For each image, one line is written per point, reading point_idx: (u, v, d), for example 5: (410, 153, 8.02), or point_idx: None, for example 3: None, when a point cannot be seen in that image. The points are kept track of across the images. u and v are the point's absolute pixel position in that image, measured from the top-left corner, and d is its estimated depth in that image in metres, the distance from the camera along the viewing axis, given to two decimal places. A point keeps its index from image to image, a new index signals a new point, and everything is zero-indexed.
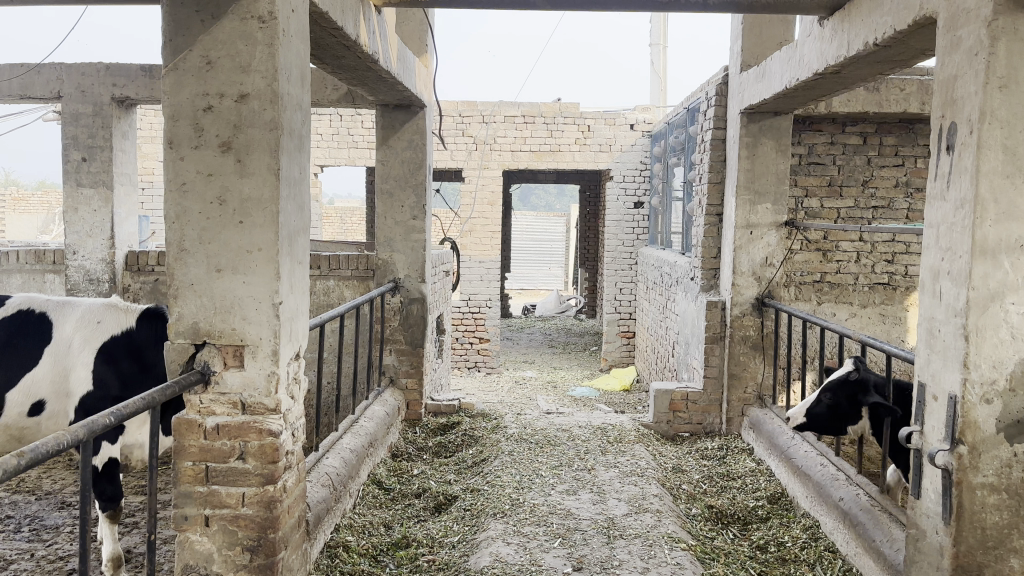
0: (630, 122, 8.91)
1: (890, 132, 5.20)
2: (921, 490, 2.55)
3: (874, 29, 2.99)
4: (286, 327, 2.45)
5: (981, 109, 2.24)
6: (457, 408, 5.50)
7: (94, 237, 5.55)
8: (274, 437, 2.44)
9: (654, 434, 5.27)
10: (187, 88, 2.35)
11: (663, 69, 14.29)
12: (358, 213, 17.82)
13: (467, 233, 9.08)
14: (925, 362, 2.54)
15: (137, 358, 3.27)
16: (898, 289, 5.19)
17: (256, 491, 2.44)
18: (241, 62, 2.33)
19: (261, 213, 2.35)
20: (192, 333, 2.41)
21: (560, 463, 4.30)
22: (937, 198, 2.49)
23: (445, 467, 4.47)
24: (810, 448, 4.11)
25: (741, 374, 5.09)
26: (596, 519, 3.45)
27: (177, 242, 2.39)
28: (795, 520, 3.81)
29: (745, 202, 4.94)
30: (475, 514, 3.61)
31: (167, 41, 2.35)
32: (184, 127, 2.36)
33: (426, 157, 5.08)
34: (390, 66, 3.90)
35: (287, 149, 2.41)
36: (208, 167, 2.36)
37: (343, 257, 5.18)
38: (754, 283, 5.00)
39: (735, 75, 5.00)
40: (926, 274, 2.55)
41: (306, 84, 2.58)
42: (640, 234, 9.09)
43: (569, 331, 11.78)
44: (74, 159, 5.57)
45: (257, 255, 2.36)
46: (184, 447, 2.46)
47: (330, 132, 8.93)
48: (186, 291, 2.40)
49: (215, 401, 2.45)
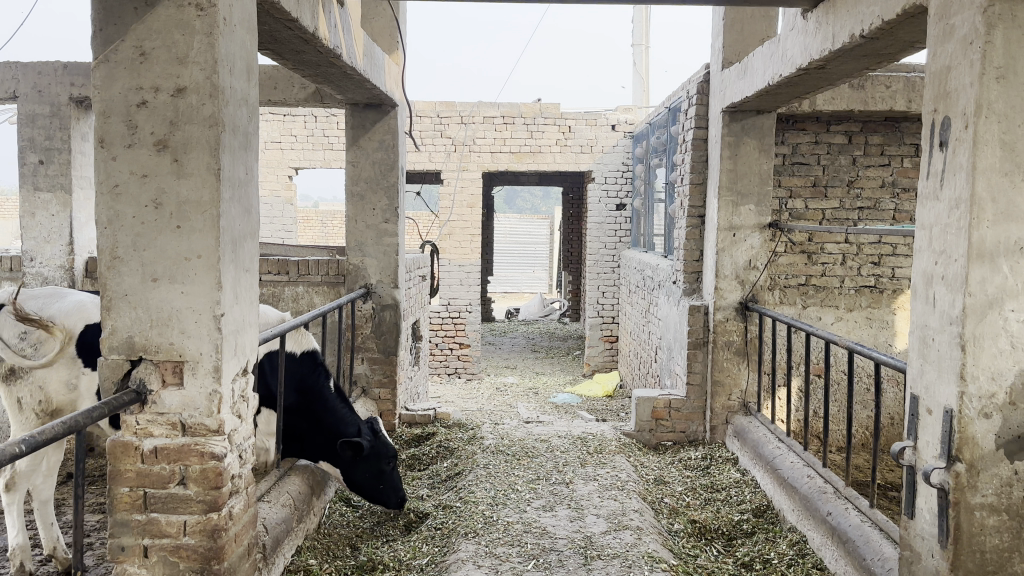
0: (612, 122, 8.75)
1: (875, 131, 5.06)
2: (914, 509, 2.39)
3: (860, 20, 2.84)
4: (230, 341, 2.26)
5: (977, 102, 2.08)
6: (432, 418, 5.32)
7: (52, 243, 5.33)
8: (217, 460, 2.24)
9: (636, 443, 5.11)
10: (119, 81, 2.15)
11: (645, 70, 14.15)
12: (339, 216, 17.56)
13: (447, 235, 8.89)
14: (917, 373, 2.39)
15: (304, 390, 3.56)
16: (885, 292, 5.05)
17: (197, 519, 2.24)
18: (177, 53, 2.13)
19: (200, 216, 2.15)
20: (126, 348, 2.21)
21: (537, 477, 4.12)
22: (929, 198, 2.33)
23: (417, 482, 4.27)
24: (797, 459, 3.96)
25: (725, 380, 4.92)
26: (574, 538, 3.27)
27: (110, 250, 2.18)
28: (781, 534, 3.65)
29: (728, 203, 4.78)
30: (446, 534, 3.42)
31: (98, 30, 2.15)
32: (116, 124, 2.17)
33: (398, 158, 4.90)
34: (356, 62, 3.71)
35: (230, 148, 2.21)
36: (142, 168, 2.16)
37: (313, 262, 4.93)
38: (737, 286, 4.85)
39: (716, 73, 4.84)
40: (918, 279, 2.39)
41: (253, 78, 2.39)
42: (622, 237, 8.93)
43: (552, 336, 11.61)
44: (30, 162, 5.33)
45: (197, 262, 2.16)
46: (119, 472, 2.26)
47: (305, 133, 8.72)
48: (120, 303, 2.20)
49: (152, 422, 2.25)
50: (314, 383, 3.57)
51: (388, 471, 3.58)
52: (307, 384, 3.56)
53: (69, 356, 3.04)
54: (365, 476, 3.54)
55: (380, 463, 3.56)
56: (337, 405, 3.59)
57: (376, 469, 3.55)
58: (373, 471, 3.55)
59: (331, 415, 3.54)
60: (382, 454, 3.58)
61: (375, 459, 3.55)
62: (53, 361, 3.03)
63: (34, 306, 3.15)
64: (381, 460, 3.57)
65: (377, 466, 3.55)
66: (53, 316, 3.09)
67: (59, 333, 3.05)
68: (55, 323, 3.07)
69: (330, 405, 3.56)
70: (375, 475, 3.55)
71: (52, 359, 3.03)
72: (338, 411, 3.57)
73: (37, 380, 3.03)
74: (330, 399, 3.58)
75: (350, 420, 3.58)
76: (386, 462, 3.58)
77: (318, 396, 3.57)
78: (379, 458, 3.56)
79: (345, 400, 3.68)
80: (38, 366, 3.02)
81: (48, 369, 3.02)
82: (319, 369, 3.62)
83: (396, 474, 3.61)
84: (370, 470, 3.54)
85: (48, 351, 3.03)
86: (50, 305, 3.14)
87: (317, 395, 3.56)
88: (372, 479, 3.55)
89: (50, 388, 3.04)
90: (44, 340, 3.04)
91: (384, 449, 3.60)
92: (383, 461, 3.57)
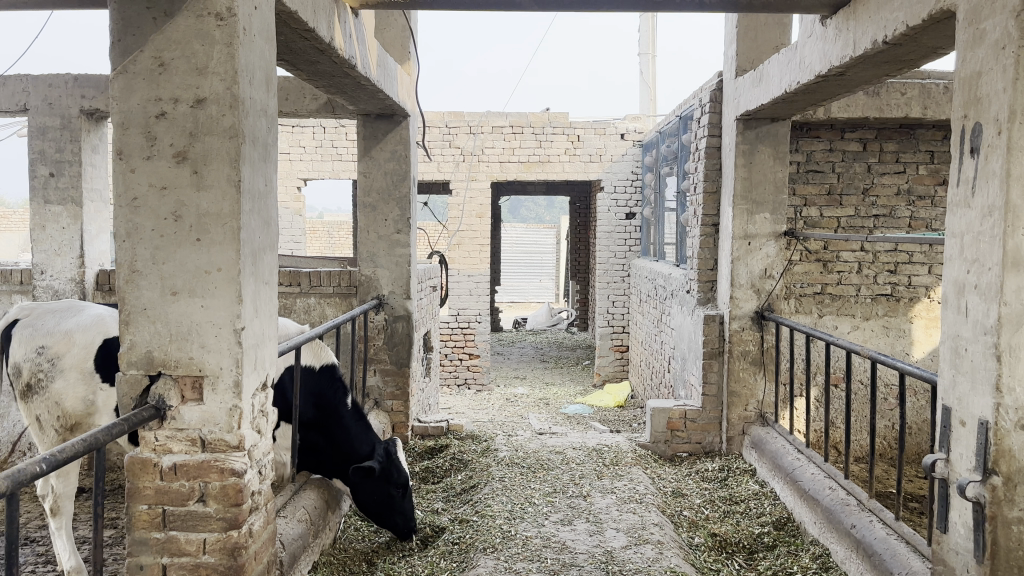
0: (620, 131, 8.72)
1: (890, 138, 5.02)
2: (948, 524, 2.34)
3: (883, 25, 2.81)
4: (250, 355, 2.22)
5: (1010, 108, 2.05)
6: (445, 430, 5.27)
7: (63, 255, 5.32)
8: (237, 477, 2.20)
9: (651, 455, 5.06)
10: (138, 92, 2.13)
11: (652, 79, 14.14)
12: (345, 227, 17.56)
13: (456, 246, 8.87)
14: (949, 384, 2.34)
15: (321, 405, 3.50)
16: (902, 300, 5.00)
17: (217, 537, 2.20)
18: (197, 64, 2.11)
19: (220, 228, 2.12)
20: (145, 362, 2.18)
21: (554, 490, 4.07)
22: (960, 205, 2.29)
23: (432, 495, 4.22)
24: (818, 471, 3.90)
25: (741, 391, 4.87)
26: (594, 552, 3.22)
27: (129, 263, 2.15)
28: (804, 548, 3.59)
29: (743, 211, 4.74)
30: (464, 549, 3.36)
31: (116, 41, 2.12)
32: (135, 136, 2.14)
33: (410, 168, 4.87)
34: (370, 72, 3.69)
35: (250, 159, 2.19)
36: (161, 180, 2.13)
37: (325, 273, 4.91)
38: (753, 295, 4.80)
39: (730, 80, 4.81)
40: (949, 288, 2.34)
41: (272, 89, 2.36)
42: (632, 246, 8.88)
43: (561, 345, 11.56)
44: (41, 175, 5.32)
45: (217, 275, 2.13)
46: (138, 490, 2.22)
47: (313, 144, 8.72)
48: (139, 317, 2.16)
49: (171, 438, 2.21)
50: (331, 400, 3.51)
51: (398, 497, 3.49)
52: (324, 400, 3.51)
53: (86, 370, 3.02)
54: (372, 498, 3.47)
55: (389, 487, 3.48)
56: (353, 422, 3.55)
57: (385, 493, 3.47)
58: (381, 494, 3.47)
59: (345, 432, 3.50)
60: (393, 478, 3.49)
61: (385, 483, 3.47)
62: (70, 376, 3.02)
63: (52, 322, 3.09)
64: (391, 483, 3.49)
65: (385, 489, 3.47)
66: (70, 331, 3.05)
67: (75, 348, 3.03)
68: (71, 338, 3.05)
69: (345, 423, 3.52)
70: (383, 499, 3.47)
71: (68, 374, 3.02)
72: (353, 429, 3.53)
73: (55, 396, 3.02)
74: (345, 417, 3.53)
75: (364, 439, 3.55)
76: (395, 487, 3.49)
77: (335, 412, 3.52)
78: (389, 481, 3.48)
79: (362, 418, 3.63)
80: (54, 382, 3.03)
81: (63, 385, 3.02)
82: (337, 385, 3.56)
83: (406, 501, 3.51)
84: (378, 493, 3.47)
85: (66, 366, 3.02)
86: (66, 320, 3.09)
87: (333, 412, 3.51)
88: (379, 503, 3.47)
89: (67, 404, 3.03)
90: (62, 355, 3.02)
91: (395, 474, 3.51)
92: (392, 485, 3.48)
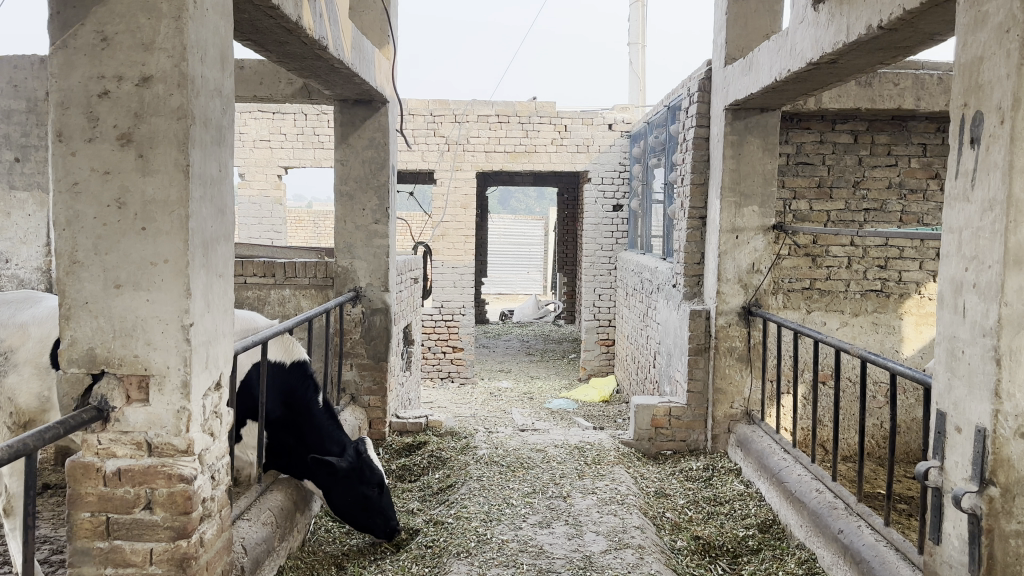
0: (608, 122, 8.58)
1: (882, 130, 4.91)
2: (941, 535, 2.23)
3: (879, 9, 2.67)
4: (200, 353, 2.07)
5: (1015, 95, 1.92)
6: (424, 426, 5.13)
7: (28, 244, 5.15)
8: (186, 483, 2.06)
9: (635, 453, 4.94)
10: (79, 69, 1.97)
11: (641, 69, 13.98)
12: (331, 217, 17.36)
13: (440, 236, 8.70)
14: (945, 388, 2.22)
15: (291, 403, 3.35)
16: (891, 296, 4.89)
17: (165, 547, 2.05)
18: (143, 38, 1.95)
19: (167, 217, 1.97)
20: (87, 361, 2.02)
21: (533, 490, 3.94)
22: (959, 199, 2.16)
23: (408, 494, 4.08)
24: (805, 472, 3.79)
25: (727, 388, 4.76)
26: (572, 558, 3.09)
27: (69, 253, 1.99)
28: (789, 551, 3.47)
29: (731, 204, 4.61)
30: (437, 554, 3.22)
31: (55, 13, 1.96)
32: (76, 116, 1.98)
33: (389, 156, 4.71)
34: (343, 54, 3.53)
35: (200, 143, 2.03)
36: (104, 164, 1.97)
37: (300, 264, 4.74)
38: (740, 290, 4.67)
39: (719, 69, 4.68)
40: (946, 286, 2.22)
41: (227, 68, 2.20)
42: (619, 238, 8.75)
43: (547, 338, 11.43)
44: (6, 159, 5.13)
45: (164, 267, 1.98)
46: (80, 496, 2.06)
47: (294, 132, 8.53)
48: (80, 312, 2.01)
49: (115, 441, 2.06)
50: (302, 396, 3.36)
51: (374, 497, 3.35)
52: (294, 397, 3.36)
53: (42, 365, 2.83)
54: (346, 499, 3.31)
55: (363, 487, 3.33)
56: (324, 421, 3.38)
57: (359, 493, 3.32)
58: (355, 495, 3.31)
59: (317, 431, 3.33)
60: (367, 478, 3.35)
61: (358, 483, 3.32)
62: (24, 370, 2.83)
63: (6, 314, 2.92)
64: (365, 483, 3.34)
65: (359, 489, 3.32)
66: (25, 324, 2.86)
67: (30, 342, 2.85)
68: (25, 331, 2.86)
69: (317, 421, 3.35)
70: (357, 500, 3.32)
71: (22, 369, 2.84)
72: (326, 428, 3.37)
73: (8, 391, 2.83)
74: (318, 416, 3.37)
75: (337, 437, 3.38)
76: (370, 487, 3.35)
77: (306, 410, 3.36)
78: (362, 481, 3.34)
79: (334, 416, 3.47)
80: (7, 377, 2.83)
81: (17, 380, 2.83)
82: (308, 383, 3.41)
83: (384, 499, 3.38)
84: (352, 494, 3.31)
85: (20, 361, 2.84)
86: (22, 312, 2.91)
87: (304, 409, 3.35)
88: (354, 504, 3.31)
89: (21, 400, 2.84)
90: (15, 348, 2.84)
91: (370, 473, 3.36)
92: (367, 485, 3.34)
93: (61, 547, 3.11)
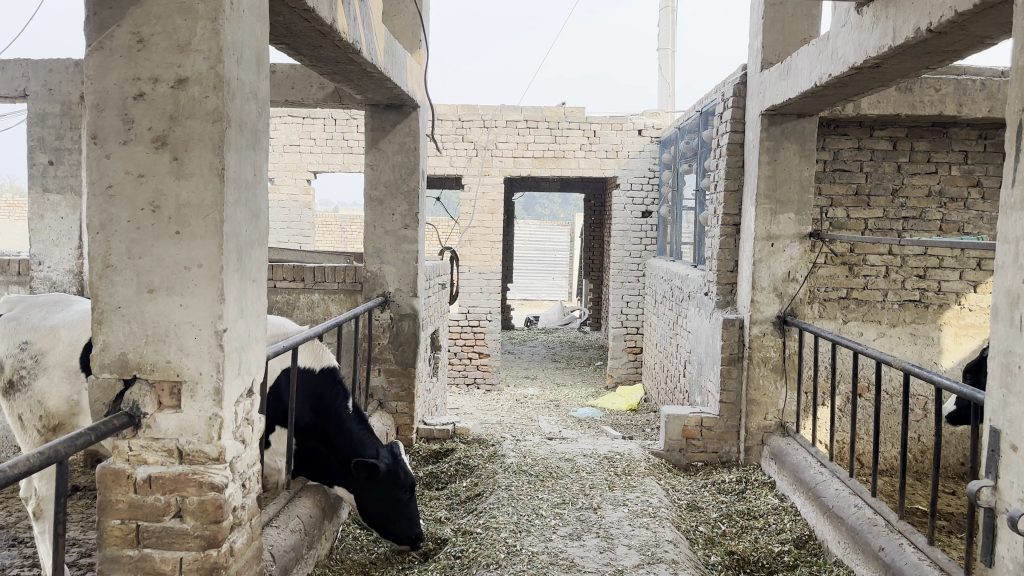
0: (638, 127, 8.50)
1: (922, 137, 4.79)
2: (995, 557, 2.14)
3: (928, 12, 2.59)
4: (233, 359, 2.04)
5: None
6: (451, 433, 5.09)
7: (60, 246, 5.18)
8: (217, 491, 2.03)
9: (666, 464, 4.85)
10: (115, 71, 1.95)
11: (671, 75, 13.86)
12: (357, 221, 17.41)
13: (467, 242, 8.67)
14: (999, 405, 2.13)
15: (319, 410, 3.31)
16: (930, 307, 4.77)
17: (195, 556, 2.02)
18: (179, 40, 1.93)
19: (201, 221, 1.94)
20: (119, 366, 2.00)
21: (562, 501, 3.87)
22: (1016, 207, 2.07)
23: (436, 502, 4.04)
24: (842, 486, 3.69)
25: (760, 399, 4.65)
26: (604, 571, 3.02)
27: (102, 256, 1.98)
28: (827, 569, 3.37)
29: (766, 211, 4.51)
30: (466, 564, 3.16)
31: (92, 15, 1.95)
32: (111, 118, 1.96)
33: (419, 162, 4.68)
34: (376, 58, 3.50)
35: (236, 146, 2.00)
36: (139, 166, 1.96)
37: (330, 268, 4.73)
38: (775, 299, 4.58)
39: (755, 74, 4.59)
40: (1001, 298, 2.13)
41: (263, 71, 2.18)
42: (648, 244, 8.65)
43: (573, 345, 11.35)
44: (40, 162, 5.18)
45: (198, 272, 1.95)
46: (110, 503, 2.04)
47: (324, 137, 8.56)
48: (113, 317, 1.99)
49: (146, 448, 2.04)
50: (331, 402, 3.31)
51: (405, 500, 3.33)
52: (322, 404, 3.31)
53: (71, 369, 2.83)
54: (379, 503, 3.29)
55: (396, 490, 3.31)
56: (353, 427, 3.34)
57: (392, 496, 3.31)
58: (388, 498, 3.30)
59: (347, 437, 3.29)
60: (399, 481, 3.33)
61: (391, 486, 3.30)
62: (54, 374, 2.83)
63: (38, 317, 2.92)
64: (398, 486, 3.32)
65: (392, 492, 3.30)
66: (55, 327, 2.86)
67: (60, 346, 2.84)
68: (56, 334, 2.86)
69: (347, 426, 3.32)
70: (391, 503, 3.30)
71: (52, 372, 2.84)
72: (356, 434, 3.33)
73: (38, 395, 2.84)
74: (347, 421, 3.33)
75: (367, 442, 3.34)
76: (403, 491, 3.33)
77: (335, 415, 3.32)
78: (394, 484, 3.32)
79: (362, 421, 3.43)
80: (37, 380, 2.84)
81: (47, 383, 2.83)
82: (337, 388, 3.36)
83: (414, 503, 3.37)
84: (386, 497, 3.29)
85: (49, 364, 2.84)
86: (54, 315, 2.91)
87: (333, 416, 3.31)
88: (388, 507, 3.30)
89: (50, 404, 2.84)
90: (45, 352, 2.84)
91: (401, 476, 3.35)
92: (400, 488, 3.32)
93: (90, 550, 3.10)
